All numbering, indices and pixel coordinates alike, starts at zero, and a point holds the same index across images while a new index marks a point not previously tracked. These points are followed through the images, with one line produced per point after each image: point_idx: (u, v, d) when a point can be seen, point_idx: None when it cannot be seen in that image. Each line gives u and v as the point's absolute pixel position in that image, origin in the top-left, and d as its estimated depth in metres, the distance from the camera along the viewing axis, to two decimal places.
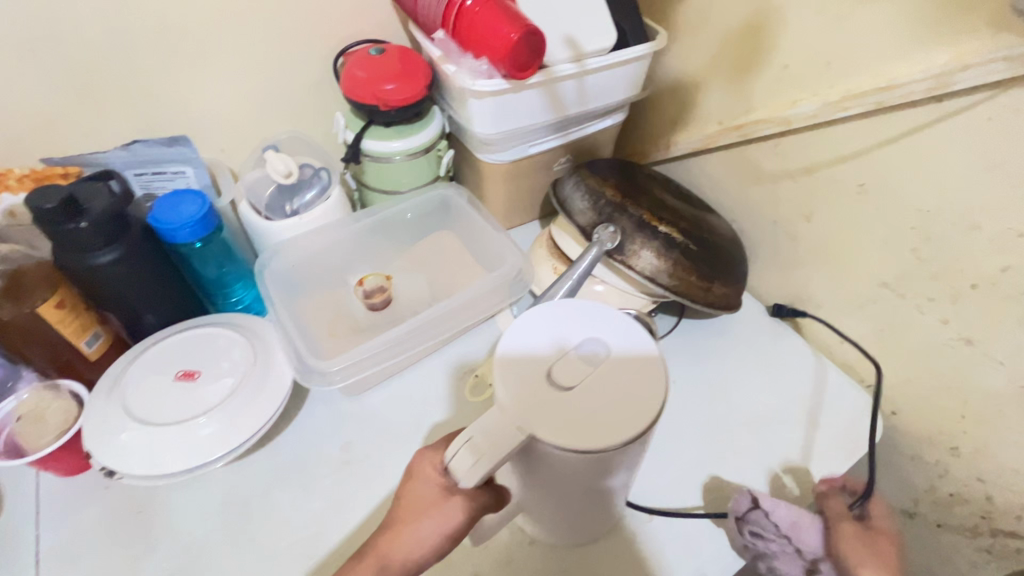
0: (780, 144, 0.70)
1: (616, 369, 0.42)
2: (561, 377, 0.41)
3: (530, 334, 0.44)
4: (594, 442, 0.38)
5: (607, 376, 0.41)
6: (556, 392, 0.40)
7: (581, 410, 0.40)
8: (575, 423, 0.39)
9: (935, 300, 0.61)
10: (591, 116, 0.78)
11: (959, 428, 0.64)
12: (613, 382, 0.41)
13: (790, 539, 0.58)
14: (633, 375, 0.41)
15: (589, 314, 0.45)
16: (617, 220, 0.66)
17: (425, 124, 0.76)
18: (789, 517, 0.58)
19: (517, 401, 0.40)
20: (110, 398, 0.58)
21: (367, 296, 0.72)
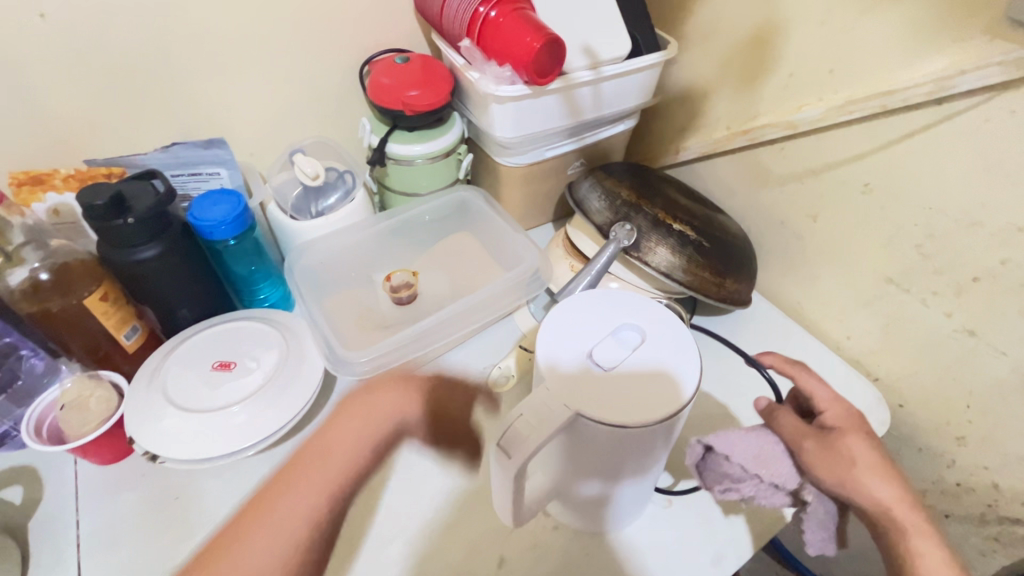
0: (787, 147, 0.74)
1: (648, 348, 0.46)
2: (602, 357, 0.45)
3: (566, 323, 0.48)
4: (634, 417, 0.42)
5: (644, 359, 0.46)
6: (598, 372, 0.44)
7: (619, 388, 0.44)
8: (615, 402, 0.43)
9: (939, 293, 0.64)
10: (605, 121, 0.82)
11: (965, 418, 0.67)
12: (649, 364, 0.45)
13: (761, 475, 0.55)
14: (663, 354, 0.46)
15: (619, 305, 0.50)
16: (633, 219, 0.69)
17: (446, 129, 0.80)
18: (751, 454, 0.55)
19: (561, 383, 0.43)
20: (152, 386, 0.60)
21: (394, 291, 0.74)
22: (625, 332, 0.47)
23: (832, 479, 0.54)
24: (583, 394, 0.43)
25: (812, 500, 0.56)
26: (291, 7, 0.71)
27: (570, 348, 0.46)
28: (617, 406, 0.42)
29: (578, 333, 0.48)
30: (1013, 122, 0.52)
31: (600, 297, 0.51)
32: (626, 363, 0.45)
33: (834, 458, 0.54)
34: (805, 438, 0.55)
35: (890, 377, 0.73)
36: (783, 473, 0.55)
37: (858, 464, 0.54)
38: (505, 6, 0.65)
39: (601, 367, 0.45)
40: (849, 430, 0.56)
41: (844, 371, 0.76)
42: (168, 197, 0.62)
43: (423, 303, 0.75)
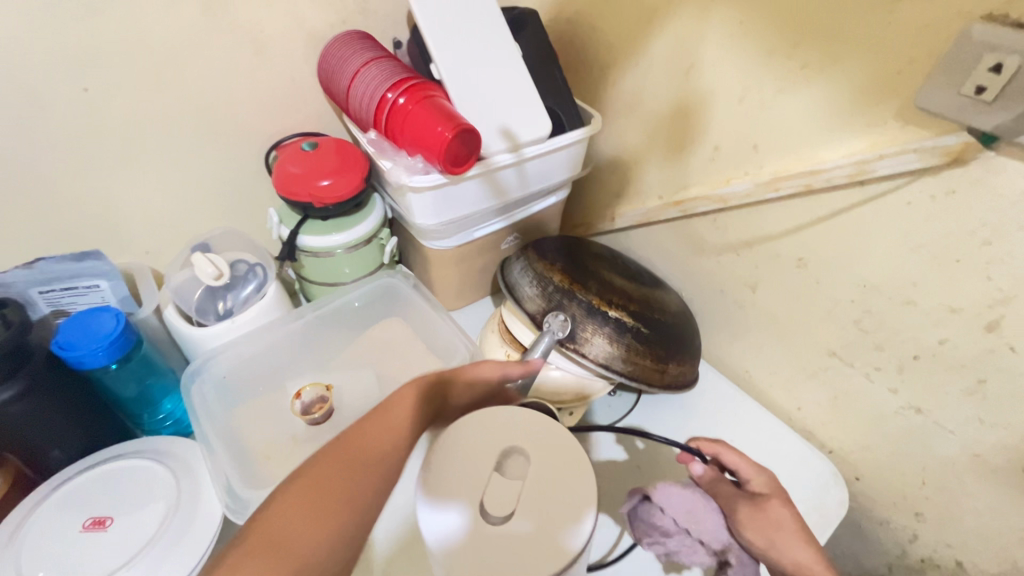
0: (718, 218, 0.72)
1: (541, 468, 0.41)
2: (494, 511, 0.39)
3: (435, 494, 0.40)
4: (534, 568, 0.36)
5: (541, 484, 0.40)
6: (491, 520, 0.38)
7: (524, 542, 0.37)
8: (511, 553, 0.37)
9: (881, 370, 0.62)
10: (534, 196, 0.78)
11: (922, 494, 0.64)
12: (547, 487, 0.40)
13: (689, 531, 0.54)
14: (565, 478, 0.40)
15: (493, 426, 0.43)
16: (567, 306, 0.65)
17: (365, 215, 0.74)
18: (683, 509, 0.54)
19: (446, 557, 0.37)
20: (6, 556, 0.51)
21: (305, 411, 0.66)
22: (512, 462, 0.42)
23: (758, 543, 0.52)
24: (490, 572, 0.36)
25: (736, 564, 0.53)
26: (180, 98, 0.64)
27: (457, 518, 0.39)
28: (533, 558, 0.37)
29: (455, 479, 0.40)
30: (934, 205, 0.51)
31: (460, 437, 0.42)
32: (525, 508, 0.39)
33: (760, 522, 0.52)
34: (735, 501, 0.54)
35: (844, 449, 0.70)
36: (713, 531, 0.54)
37: (781, 530, 0.52)
38: (415, 93, 0.62)
39: (499, 523, 0.38)
40: (776, 497, 0.54)
41: (798, 444, 0.73)
42: (24, 326, 0.54)
43: (346, 412, 0.68)
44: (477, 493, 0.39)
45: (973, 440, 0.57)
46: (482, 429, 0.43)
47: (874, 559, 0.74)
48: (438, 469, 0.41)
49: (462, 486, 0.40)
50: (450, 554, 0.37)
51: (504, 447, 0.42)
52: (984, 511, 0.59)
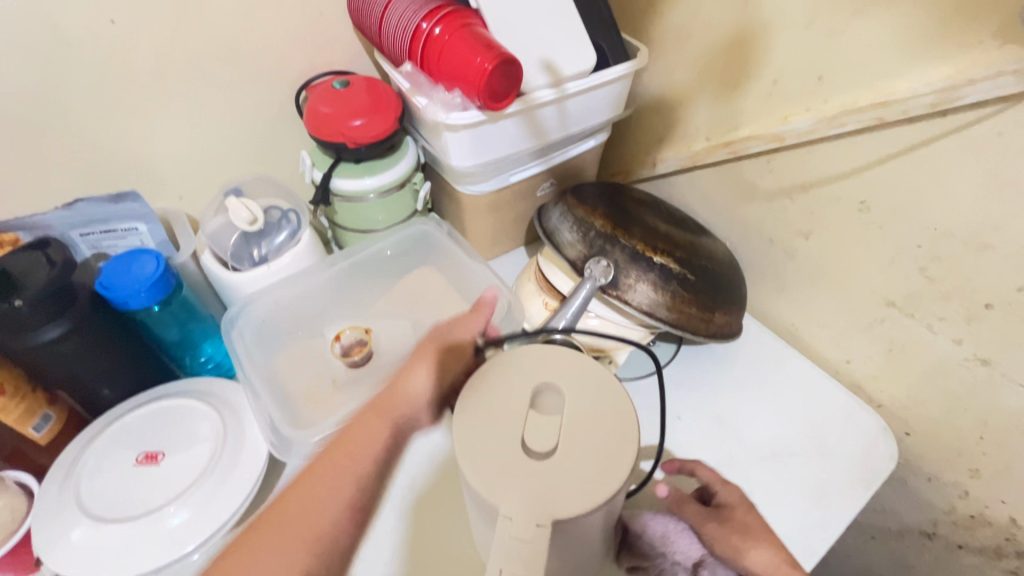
0: (772, 160, 0.67)
1: (579, 400, 0.41)
2: (538, 445, 0.38)
3: (469, 433, 0.39)
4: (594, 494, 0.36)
5: (584, 417, 0.40)
6: (536, 455, 0.38)
7: (569, 472, 0.37)
8: (567, 482, 0.37)
9: (946, 320, 0.58)
10: (574, 139, 0.74)
11: (979, 450, 0.62)
12: (590, 419, 0.40)
13: (665, 553, 0.53)
14: (608, 411, 0.40)
15: (523, 366, 0.43)
16: (610, 252, 0.62)
17: (397, 158, 0.72)
18: (657, 530, 0.53)
19: (508, 493, 0.36)
20: (64, 488, 0.53)
21: (346, 353, 0.65)
22: (545, 398, 0.42)
23: (724, 550, 0.50)
24: (540, 498, 0.36)
25: None
26: (208, 33, 0.62)
27: (500, 456, 0.38)
28: (590, 485, 0.37)
29: (492, 417, 0.40)
30: None
31: (491, 378, 0.42)
32: (567, 438, 0.39)
33: (726, 533, 0.51)
34: (702, 520, 0.53)
35: (893, 403, 0.68)
36: (686, 549, 0.52)
37: (749, 530, 0.51)
38: (452, 22, 0.58)
39: (543, 457, 0.38)
40: (739, 507, 0.53)
41: (845, 398, 0.70)
42: (67, 265, 0.54)
43: (383, 358, 0.67)
44: (516, 428, 0.40)
45: None
46: (513, 369, 0.43)
47: (917, 515, 0.73)
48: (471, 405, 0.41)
49: (498, 426, 0.40)
50: (494, 489, 0.37)
51: (539, 384, 0.42)
52: None
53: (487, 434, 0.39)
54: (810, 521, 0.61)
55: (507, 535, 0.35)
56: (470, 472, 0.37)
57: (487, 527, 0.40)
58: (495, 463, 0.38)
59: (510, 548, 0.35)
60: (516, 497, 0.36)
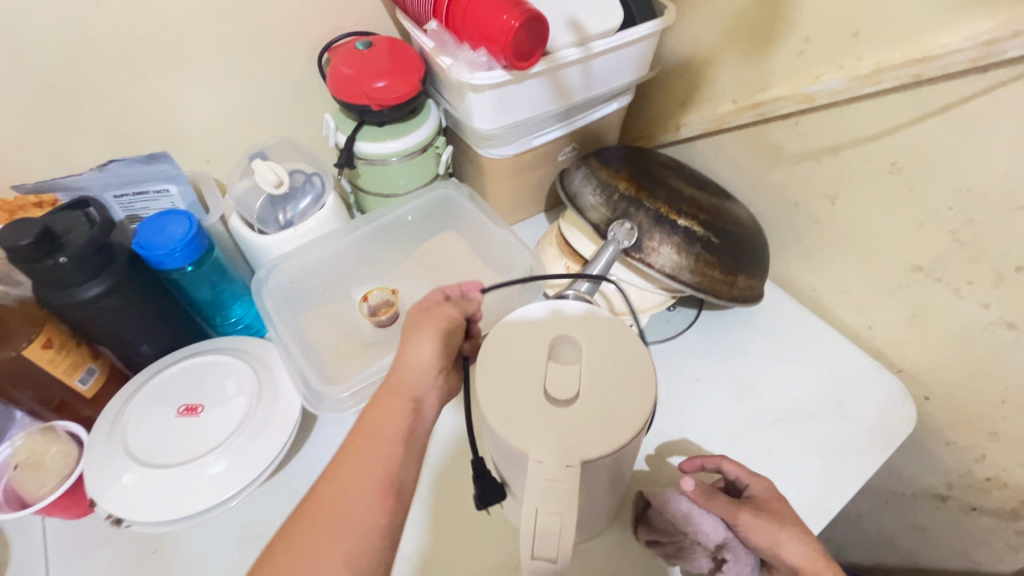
0: (800, 122, 0.66)
1: (599, 352, 0.42)
2: (559, 394, 0.40)
3: (492, 378, 0.41)
4: (619, 438, 0.38)
5: (602, 367, 0.41)
6: (558, 405, 0.39)
7: (592, 418, 0.39)
8: (592, 427, 0.38)
9: (974, 283, 0.58)
10: (597, 103, 0.74)
11: (999, 413, 0.62)
12: (608, 369, 0.41)
13: (687, 532, 0.54)
14: (630, 364, 0.42)
15: (545, 319, 0.44)
16: (633, 215, 0.62)
17: (420, 121, 0.72)
18: (682, 511, 0.55)
19: (535, 437, 0.38)
20: (112, 436, 0.55)
21: (373, 313, 0.67)
22: (563, 350, 0.43)
23: (759, 541, 0.51)
24: (565, 441, 0.38)
25: (733, 560, 0.53)
26: None
27: (527, 404, 0.40)
28: (613, 430, 0.38)
29: (514, 367, 0.41)
30: None
31: (515, 331, 0.43)
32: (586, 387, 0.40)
33: (761, 523, 0.51)
34: (736, 511, 0.52)
35: (914, 368, 0.68)
36: (708, 532, 0.53)
37: (786, 523, 0.51)
38: None
39: (564, 404, 0.40)
40: (772, 499, 0.53)
41: (864, 362, 0.70)
42: (106, 225, 0.56)
43: (406, 319, 0.69)
44: (537, 376, 0.41)
45: None
46: (535, 319, 0.44)
47: (932, 478, 0.73)
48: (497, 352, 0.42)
49: (524, 376, 0.41)
50: (517, 433, 0.38)
51: (559, 337, 0.43)
52: None
53: (506, 381, 0.41)
54: (825, 479, 0.62)
55: (538, 477, 0.36)
56: (498, 423, 0.39)
57: (517, 474, 0.41)
58: (520, 407, 0.39)
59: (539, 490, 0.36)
60: (539, 439, 0.38)
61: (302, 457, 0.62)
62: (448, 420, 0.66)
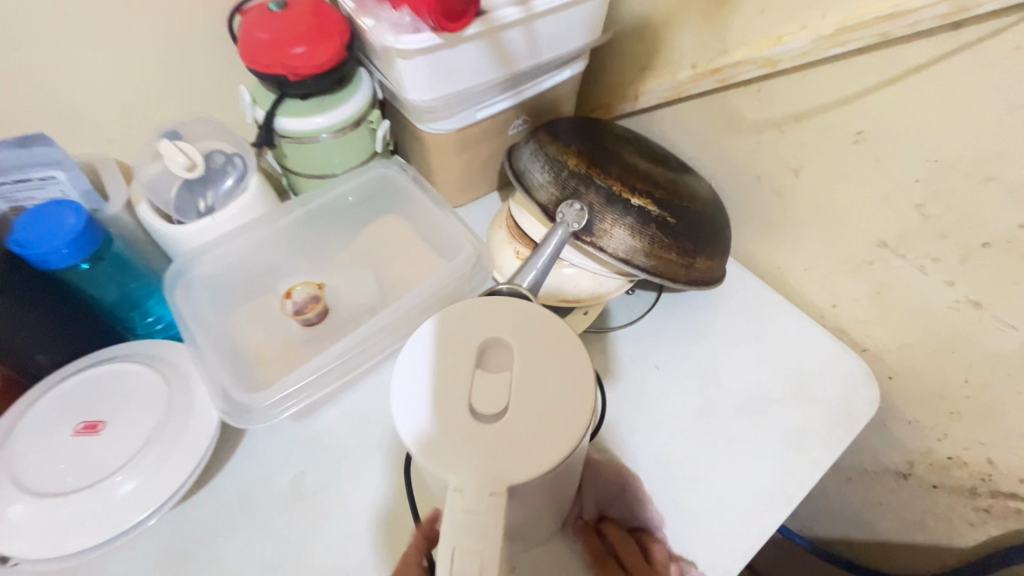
0: (763, 88, 0.61)
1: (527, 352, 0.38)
2: (486, 407, 0.36)
3: (408, 387, 0.37)
4: (545, 461, 0.34)
5: (535, 377, 0.37)
6: (481, 421, 0.35)
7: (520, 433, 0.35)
8: (517, 448, 0.34)
9: (939, 260, 0.55)
10: (547, 69, 0.67)
11: (962, 393, 0.60)
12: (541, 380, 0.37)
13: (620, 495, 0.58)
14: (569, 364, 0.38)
15: (477, 316, 0.40)
16: (583, 194, 0.57)
17: (350, 93, 0.64)
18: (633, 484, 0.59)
19: (448, 457, 0.34)
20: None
21: (299, 311, 0.62)
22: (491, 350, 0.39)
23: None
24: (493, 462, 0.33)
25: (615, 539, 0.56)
26: None
27: (448, 417, 0.36)
28: (540, 453, 0.34)
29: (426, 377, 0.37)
30: None
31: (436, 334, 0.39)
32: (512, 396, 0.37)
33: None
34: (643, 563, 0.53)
35: (878, 347, 0.66)
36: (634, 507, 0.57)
37: None
38: None
39: (490, 418, 0.36)
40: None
41: (828, 342, 0.68)
42: None
43: (343, 314, 0.64)
44: (462, 386, 0.37)
45: None
46: (461, 317, 0.39)
47: (894, 454, 0.72)
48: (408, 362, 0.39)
49: (446, 389, 0.37)
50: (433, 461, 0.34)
51: (489, 338, 0.39)
52: None
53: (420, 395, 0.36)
54: (788, 467, 0.60)
55: (456, 508, 0.32)
56: (413, 440, 0.35)
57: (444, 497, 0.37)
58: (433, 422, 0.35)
59: (460, 520, 0.32)
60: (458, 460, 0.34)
61: (230, 470, 0.57)
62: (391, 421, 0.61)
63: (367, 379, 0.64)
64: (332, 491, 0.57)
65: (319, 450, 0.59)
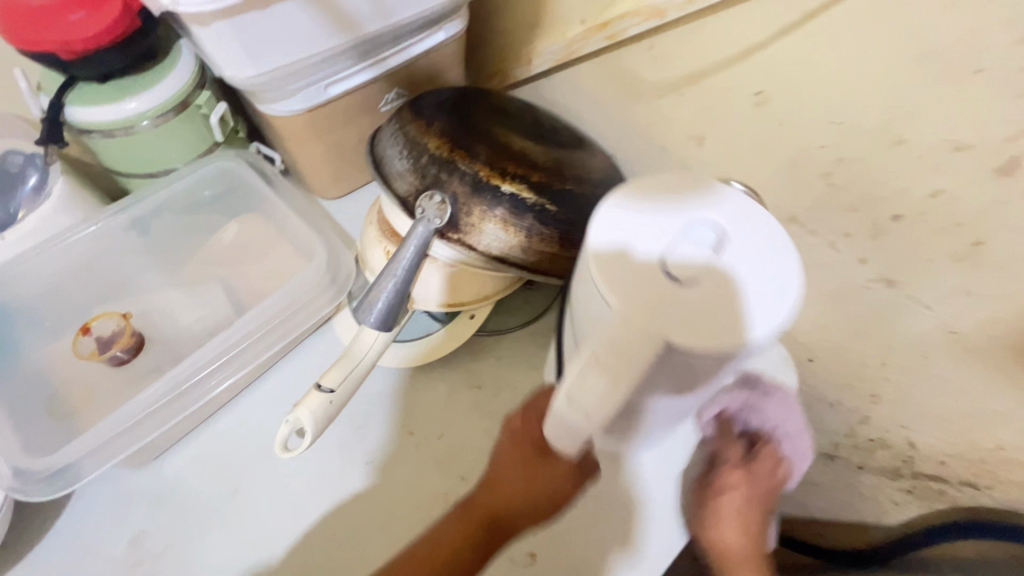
0: (655, 45, 0.54)
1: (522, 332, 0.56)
2: (687, 271, 0.32)
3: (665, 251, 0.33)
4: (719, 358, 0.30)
5: (684, 305, 0.31)
6: (663, 291, 0.31)
7: (683, 330, 0.30)
8: (686, 330, 0.30)
9: (849, 235, 0.49)
10: (410, 33, 0.57)
11: (882, 375, 0.55)
12: (701, 264, 0.32)
13: (751, 416, 0.48)
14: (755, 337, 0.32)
15: (687, 183, 0.36)
16: (445, 182, 0.48)
17: (164, 71, 0.53)
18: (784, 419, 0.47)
19: (616, 356, 0.31)
20: None
21: (106, 347, 0.52)
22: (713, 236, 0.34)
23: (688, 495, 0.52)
24: (654, 256, 0.32)
25: (765, 460, 0.48)
26: None
27: (645, 272, 0.32)
28: (699, 332, 0.30)
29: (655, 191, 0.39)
30: None
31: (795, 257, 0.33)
32: (733, 327, 0.31)
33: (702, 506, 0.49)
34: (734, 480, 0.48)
35: (797, 329, 0.60)
36: (773, 421, 0.48)
37: (718, 516, 0.48)
38: None
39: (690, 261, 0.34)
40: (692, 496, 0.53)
41: None
42: None
43: (187, 338, 0.55)
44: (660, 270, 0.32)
45: (953, 316, 0.46)
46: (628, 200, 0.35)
47: (820, 439, 0.68)
48: (738, 213, 0.34)
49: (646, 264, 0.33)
50: (773, 274, 0.32)
51: (685, 222, 0.34)
52: (949, 393, 0.50)
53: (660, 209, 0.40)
54: None
55: None
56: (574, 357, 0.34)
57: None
58: (748, 304, 0.31)
59: None
60: (699, 333, 0.30)
61: (51, 539, 0.49)
62: (250, 462, 0.53)
63: (222, 411, 0.55)
64: (176, 551, 0.49)
65: (161, 504, 0.51)
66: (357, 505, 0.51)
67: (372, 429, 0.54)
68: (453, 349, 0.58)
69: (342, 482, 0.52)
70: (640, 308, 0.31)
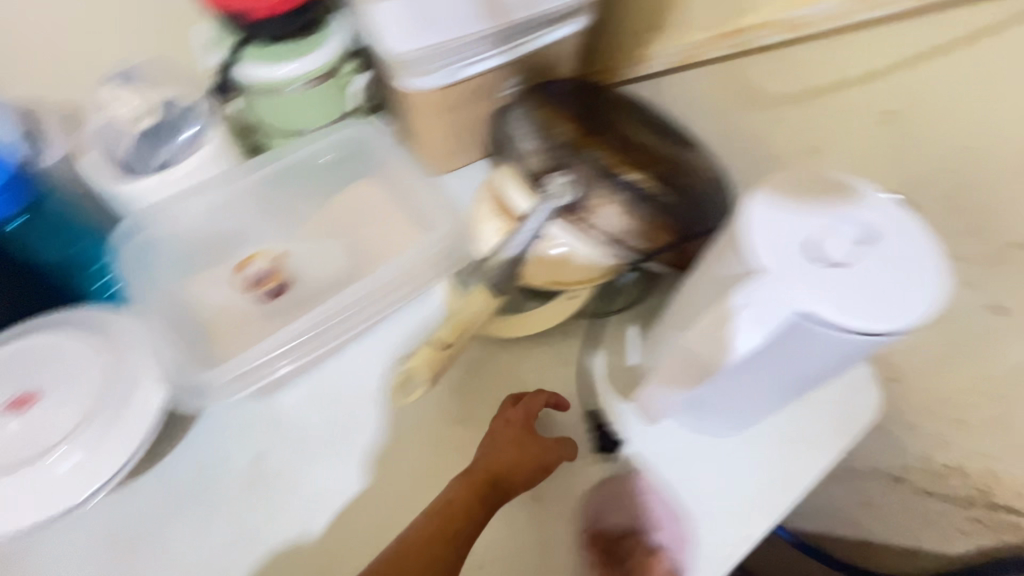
0: (784, 57, 0.55)
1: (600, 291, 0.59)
2: (836, 255, 0.36)
3: (816, 235, 0.37)
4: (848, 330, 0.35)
5: (828, 282, 0.35)
6: (810, 268, 0.36)
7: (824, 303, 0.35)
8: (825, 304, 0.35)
9: (965, 260, 0.50)
10: (545, 20, 0.58)
11: (972, 402, 0.56)
12: (849, 254, 0.36)
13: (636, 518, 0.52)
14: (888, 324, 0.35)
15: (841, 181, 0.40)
16: (572, 166, 0.51)
17: (321, 37, 0.57)
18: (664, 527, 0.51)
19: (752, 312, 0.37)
20: None
21: (255, 284, 0.57)
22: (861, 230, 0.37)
23: None
24: (805, 238, 0.37)
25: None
26: None
27: (796, 250, 0.37)
28: (836, 307, 0.35)
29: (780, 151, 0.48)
30: None
31: (937, 265, 0.36)
32: (869, 310, 0.35)
33: None
34: None
35: (886, 348, 0.61)
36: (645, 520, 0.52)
37: None
38: None
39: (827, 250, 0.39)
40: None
41: None
42: None
43: (313, 286, 0.59)
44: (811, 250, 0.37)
45: None
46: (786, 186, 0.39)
47: (891, 458, 0.69)
48: (890, 218, 0.38)
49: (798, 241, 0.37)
50: (913, 274, 0.36)
51: (840, 215, 0.38)
52: None
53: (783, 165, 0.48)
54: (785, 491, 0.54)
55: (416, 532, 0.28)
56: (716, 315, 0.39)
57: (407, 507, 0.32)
58: (876, 296, 0.35)
59: None
60: (836, 309, 0.35)
61: (183, 449, 0.54)
62: (358, 409, 0.56)
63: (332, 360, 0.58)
64: (292, 478, 0.53)
65: (279, 431, 0.55)
66: (455, 459, 0.54)
67: (471, 390, 0.57)
68: (551, 327, 0.60)
69: (442, 438, 0.55)
70: (788, 279, 0.36)
